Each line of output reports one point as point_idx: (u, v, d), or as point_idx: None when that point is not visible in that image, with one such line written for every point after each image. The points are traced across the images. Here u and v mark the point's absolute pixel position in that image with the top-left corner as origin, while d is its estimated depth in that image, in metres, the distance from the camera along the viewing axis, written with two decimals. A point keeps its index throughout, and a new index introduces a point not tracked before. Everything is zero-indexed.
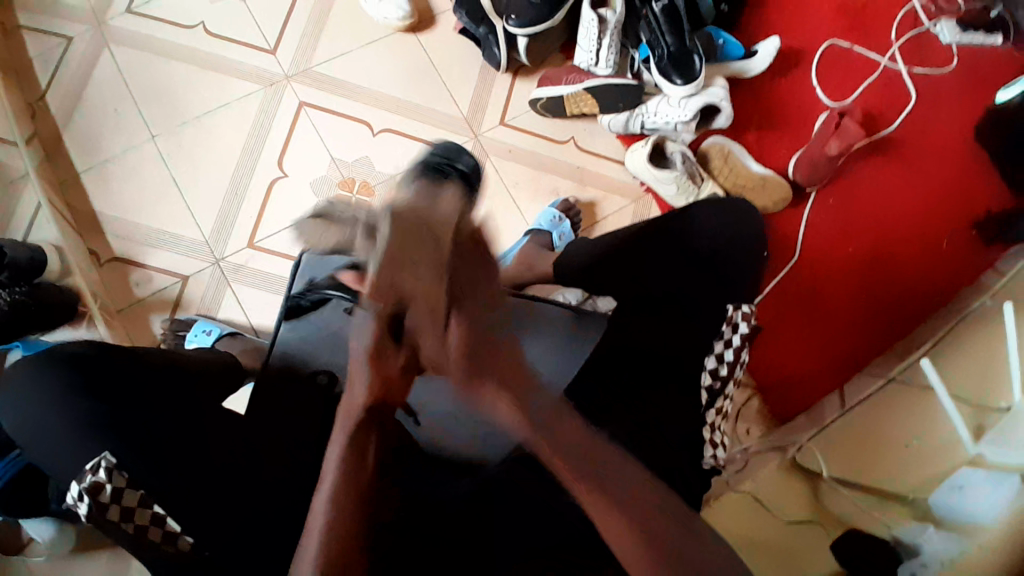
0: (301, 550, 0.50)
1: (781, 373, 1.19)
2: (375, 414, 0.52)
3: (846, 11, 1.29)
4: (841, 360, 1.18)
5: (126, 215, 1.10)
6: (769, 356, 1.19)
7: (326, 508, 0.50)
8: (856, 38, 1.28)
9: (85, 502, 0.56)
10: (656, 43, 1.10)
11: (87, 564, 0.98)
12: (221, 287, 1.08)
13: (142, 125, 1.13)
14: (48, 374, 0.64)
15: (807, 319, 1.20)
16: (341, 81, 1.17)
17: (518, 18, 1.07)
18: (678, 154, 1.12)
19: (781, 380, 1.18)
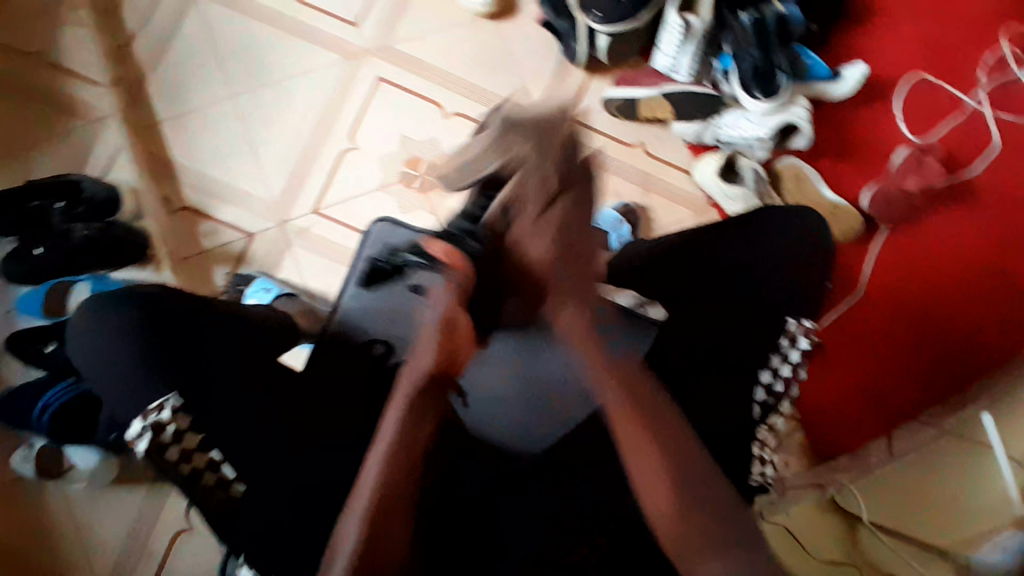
0: (349, 516, 0.54)
1: (830, 411, 1.12)
2: (437, 382, 0.60)
3: (941, 43, 1.24)
4: (890, 405, 1.11)
5: (199, 167, 1.13)
6: (821, 393, 1.13)
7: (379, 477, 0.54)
8: (949, 72, 1.23)
9: (145, 438, 0.58)
10: (741, 55, 1.07)
11: (121, 498, 1.00)
12: (282, 248, 1.10)
13: (224, 82, 1.16)
14: (110, 316, 0.62)
15: (862, 359, 1.13)
16: (419, 61, 1.18)
17: (603, 15, 1.05)
18: (749, 171, 1.10)
19: (826, 418, 1.12)
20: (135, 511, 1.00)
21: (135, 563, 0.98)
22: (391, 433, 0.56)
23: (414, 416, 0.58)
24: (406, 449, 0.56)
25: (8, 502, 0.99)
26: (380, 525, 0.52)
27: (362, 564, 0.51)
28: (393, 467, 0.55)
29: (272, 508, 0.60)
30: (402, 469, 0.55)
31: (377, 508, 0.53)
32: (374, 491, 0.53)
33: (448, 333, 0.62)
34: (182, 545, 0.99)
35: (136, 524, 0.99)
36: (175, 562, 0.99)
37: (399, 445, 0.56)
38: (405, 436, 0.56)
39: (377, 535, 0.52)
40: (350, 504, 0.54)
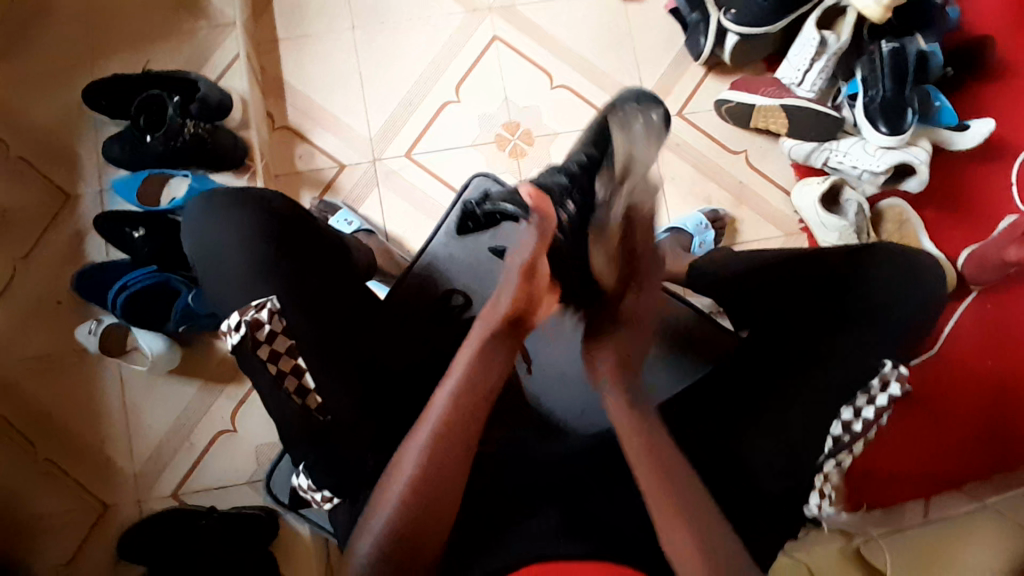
0: (403, 449, 0.54)
1: (875, 460, 1.06)
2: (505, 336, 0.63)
3: None
4: (931, 472, 1.05)
5: (306, 90, 1.14)
6: (880, 445, 1.07)
7: (442, 414, 0.55)
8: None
9: (240, 333, 0.59)
10: (871, 84, 1.03)
11: (174, 388, 1.02)
12: (369, 185, 1.12)
13: (346, 13, 1.16)
14: (239, 215, 0.66)
15: (923, 424, 1.07)
16: (538, 27, 1.17)
17: (737, 14, 1.04)
18: (852, 203, 1.05)
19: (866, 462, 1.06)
20: (184, 403, 1.02)
21: (174, 453, 1.00)
22: (462, 372, 0.57)
23: (486, 357, 0.59)
24: (475, 387, 0.56)
25: (71, 369, 1.02)
26: (440, 461, 0.53)
27: (416, 495, 0.52)
28: (459, 408, 0.55)
29: (341, 425, 0.61)
30: (470, 406, 0.55)
31: (433, 452, 0.53)
32: (433, 430, 0.54)
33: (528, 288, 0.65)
34: (221, 446, 1.00)
35: (183, 414, 1.01)
36: (212, 461, 1.00)
37: (469, 393, 0.56)
38: (479, 373, 0.57)
39: (436, 470, 0.53)
40: (410, 433, 0.55)
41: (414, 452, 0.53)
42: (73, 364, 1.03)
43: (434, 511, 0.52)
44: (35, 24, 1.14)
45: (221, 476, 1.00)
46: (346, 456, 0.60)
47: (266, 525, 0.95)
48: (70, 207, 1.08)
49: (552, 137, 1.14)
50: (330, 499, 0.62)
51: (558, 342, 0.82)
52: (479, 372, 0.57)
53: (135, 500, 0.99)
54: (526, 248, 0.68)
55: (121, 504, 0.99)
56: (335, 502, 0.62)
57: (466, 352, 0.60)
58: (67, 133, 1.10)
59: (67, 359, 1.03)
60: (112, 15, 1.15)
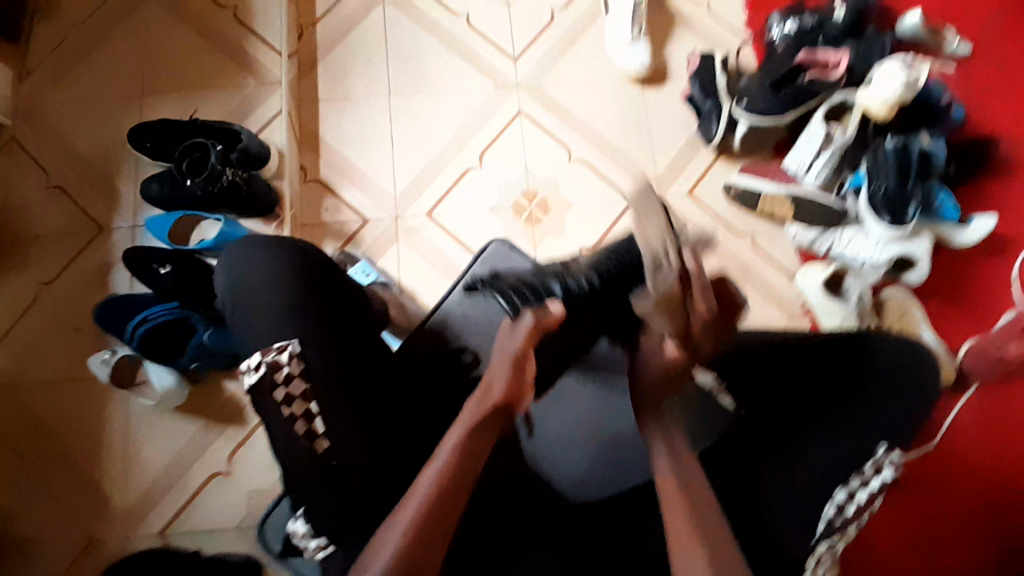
0: (385, 528, 0.55)
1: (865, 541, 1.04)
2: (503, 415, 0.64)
3: None
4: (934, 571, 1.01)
5: (339, 146, 1.21)
6: (872, 529, 1.05)
7: (431, 488, 0.56)
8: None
9: (258, 373, 0.63)
10: (875, 177, 1.07)
11: (176, 424, 1.03)
12: (388, 240, 1.16)
13: (385, 80, 1.25)
14: (268, 260, 0.69)
15: (921, 509, 1.05)
16: (562, 105, 1.25)
17: (749, 103, 1.13)
18: (854, 291, 1.09)
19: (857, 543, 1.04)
20: (187, 440, 1.02)
21: (168, 489, 1.00)
22: (451, 452, 0.59)
23: (471, 446, 0.60)
24: (460, 465, 0.58)
25: (80, 396, 1.04)
26: (425, 533, 0.54)
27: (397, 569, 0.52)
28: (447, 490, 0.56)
29: (344, 471, 0.62)
30: (459, 482, 0.57)
31: (418, 527, 0.54)
32: (419, 505, 0.55)
33: (518, 371, 0.66)
34: (216, 486, 1.00)
35: (185, 450, 1.02)
36: (202, 504, 1.00)
37: (457, 473, 0.58)
38: (468, 452, 0.60)
39: (421, 539, 0.53)
40: (393, 514, 0.56)
41: (403, 520, 0.54)
42: (84, 391, 1.04)
43: None
44: (94, 68, 1.23)
45: (213, 518, 0.99)
46: (349, 501, 0.62)
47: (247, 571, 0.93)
48: (102, 238, 1.13)
49: (568, 206, 1.19)
50: (323, 548, 0.61)
51: (557, 406, 0.79)
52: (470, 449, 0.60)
53: (125, 534, 0.98)
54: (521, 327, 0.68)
55: (113, 534, 0.98)
56: (327, 551, 0.61)
57: (454, 434, 0.61)
58: (109, 169, 1.17)
59: (79, 384, 1.05)
60: (167, 64, 1.24)
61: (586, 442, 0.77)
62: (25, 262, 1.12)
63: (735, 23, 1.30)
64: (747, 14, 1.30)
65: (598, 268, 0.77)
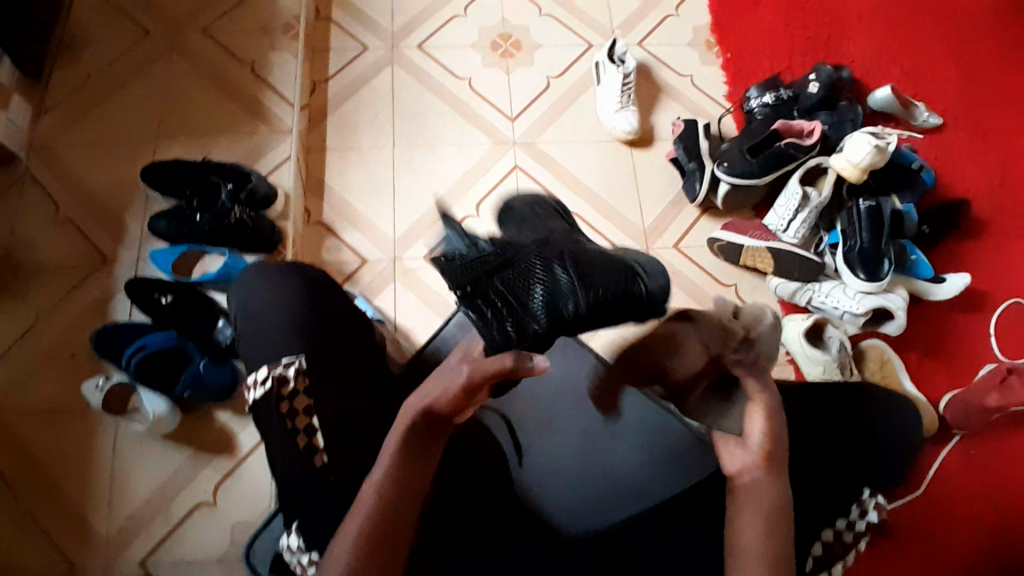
0: (334, 542, 0.53)
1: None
2: (434, 420, 0.57)
3: None
4: None
5: (343, 191, 1.27)
6: None
7: (376, 494, 0.53)
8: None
9: (266, 386, 0.64)
10: (851, 235, 1.14)
11: (163, 454, 1.01)
12: (386, 280, 1.20)
13: (390, 132, 1.33)
14: (281, 285, 0.73)
15: (909, 559, 1.04)
16: (556, 160, 1.33)
17: (728, 166, 1.21)
18: (835, 340, 1.12)
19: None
20: (172, 469, 1.00)
21: (148, 522, 0.97)
22: (392, 457, 0.55)
23: (410, 451, 0.55)
24: (403, 473, 0.54)
25: (64, 425, 1.03)
26: (379, 538, 0.52)
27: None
28: (393, 497, 0.53)
29: (339, 484, 0.61)
30: (401, 490, 0.54)
31: (370, 536, 0.52)
32: (365, 516, 0.52)
33: (466, 398, 0.57)
34: (199, 518, 0.98)
35: (168, 481, 1.00)
36: (179, 538, 0.96)
37: (400, 478, 0.54)
38: (402, 459, 0.55)
39: (378, 545, 0.52)
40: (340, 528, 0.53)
41: (352, 528, 0.52)
42: (68, 422, 1.03)
43: None
44: (114, 113, 1.30)
45: (193, 551, 0.96)
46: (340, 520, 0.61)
47: None
48: (106, 269, 1.16)
49: None
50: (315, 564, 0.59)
51: (550, 430, 0.79)
52: (413, 443, 0.56)
53: (97, 570, 0.94)
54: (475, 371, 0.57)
55: (83, 571, 0.94)
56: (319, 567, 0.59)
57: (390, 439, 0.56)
58: (120, 205, 1.21)
59: (66, 413, 1.04)
60: (183, 112, 1.31)
61: (582, 451, 0.79)
62: (26, 290, 1.13)
63: (716, 94, 1.41)
64: (728, 86, 1.41)
65: (583, 284, 0.63)
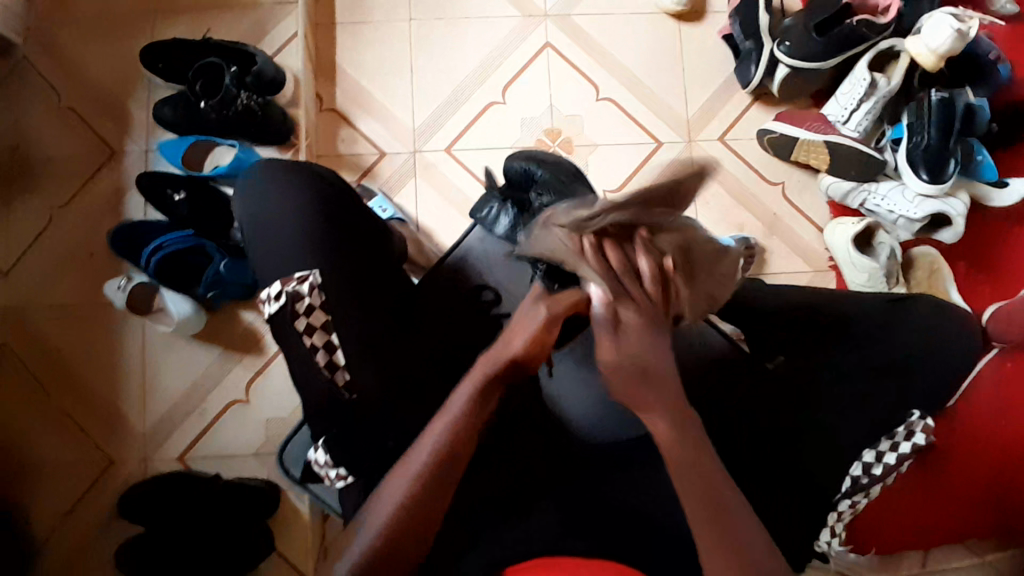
0: (388, 479, 0.54)
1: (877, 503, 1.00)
2: (515, 370, 0.57)
3: None
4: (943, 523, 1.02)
5: (356, 74, 1.16)
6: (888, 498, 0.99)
7: (440, 442, 0.55)
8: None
9: (279, 302, 0.61)
10: (917, 131, 1.02)
11: (193, 353, 1.03)
12: (406, 175, 1.13)
13: (407, 3, 1.18)
14: (292, 192, 0.67)
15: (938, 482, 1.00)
16: (593, 38, 1.19)
17: (791, 47, 1.06)
18: (886, 247, 1.05)
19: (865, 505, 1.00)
20: (203, 367, 1.02)
21: (186, 415, 1.01)
22: (461, 405, 0.56)
23: (484, 396, 0.56)
24: (469, 424, 0.55)
25: (94, 323, 1.04)
26: (430, 496, 0.53)
27: (410, 517, 0.53)
28: (456, 447, 0.55)
29: (366, 406, 0.62)
30: (467, 436, 0.55)
31: (427, 478, 0.54)
32: (430, 456, 0.54)
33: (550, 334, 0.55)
34: (233, 413, 1.01)
35: (203, 376, 1.02)
36: (217, 431, 1.01)
37: (466, 429, 0.56)
38: (475, 409, 0.56)
39: (434, 488, 0.54)
40: (396, 466, 0.55)
41: (398, 491, 0.53)
42: (98, 320, 1.04)
43: (420, 530, 0.53)
44: None
45: (229, 444, 1.00)
46: (369, 436, 0.61)
47: (267, 497, 0.96)
48: (115, 161, 1.10)
49: (593, 147, 1.15)
50: (343, 478, 0.62)
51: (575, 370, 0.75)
52: (472, 414, 0.56)
53: (143, 458, 1.00)
54: (542, 312, 0.54)
55: (128, 460, 1.00)
56: (346, 481, 0.61)
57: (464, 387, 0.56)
58: (120, 91, 1.13)
59: (95, 311, 1.04)
60: None
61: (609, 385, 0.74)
62: (36, 183, 1.09)
63: None
64: None
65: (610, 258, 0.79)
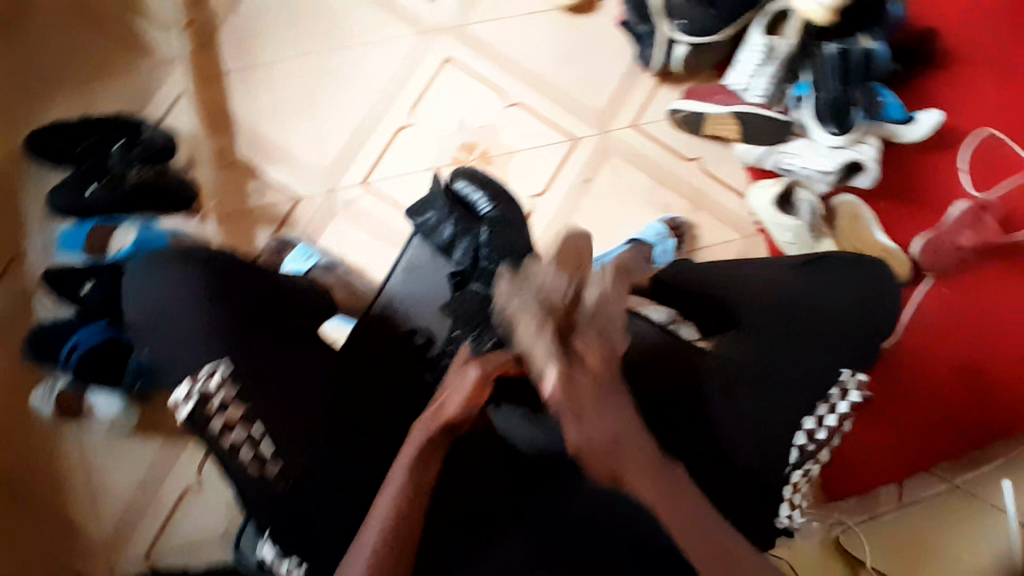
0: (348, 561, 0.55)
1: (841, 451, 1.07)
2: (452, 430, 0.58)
3: None
4: (904, 455, 1.07)
5: (255, 123, 1.12)
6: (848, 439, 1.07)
7: (392, 509, 0.55)
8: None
9: (190, 403, 0.61)
10: (819, 86, 1.03)
11: (137, 446, 0.99)
12: (325, 217, 1.10)
13: (295, 40, 1.15)
14: (188, 281, 0.67)
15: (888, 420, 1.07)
16: (490, 44, 1.17)
17: (687, 24, 1.05)
18: (806, 204, 1.07)
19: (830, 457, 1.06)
20: (150, 458, 0.99)
21: (142, 511, 0.98)
22: (404, 471, 0.57)
23: (425, 462, 0.57)
24: (417, 487, 0.57)
25: (25, 435, 0.99)
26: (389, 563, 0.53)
27: None
28: (406, 511, 0.56)
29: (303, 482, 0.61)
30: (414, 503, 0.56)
31: (385, 547, 0.54)
32: (385, 525, 0.55)
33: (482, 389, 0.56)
34: (191, 500, 0.98)
35: (151, 468, 0.99)
36: (178, 520, 0.97)
37: (411, 493, 0.56)
38: (418, 474, 0.57)
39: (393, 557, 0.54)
40: (355, 544, 0.55)
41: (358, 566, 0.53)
42: (30, 430, 0.99)
43: None
44: None
45: (192, 532, 0.97)
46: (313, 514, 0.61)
47: None
48: (17, 260, 1.05)
49: (510, 155, 1.14)
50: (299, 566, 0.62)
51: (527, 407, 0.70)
52: (416, 479, 0.57)
53: (106, 561, 0.96)
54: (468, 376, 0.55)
55: (90, 568, 0.96)
56: (303, 567, 0.62)
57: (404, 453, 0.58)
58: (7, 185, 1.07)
59: (24, 421, 0.99)
60: (47, 58, 1.11)
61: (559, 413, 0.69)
62: None
63: None
64: None
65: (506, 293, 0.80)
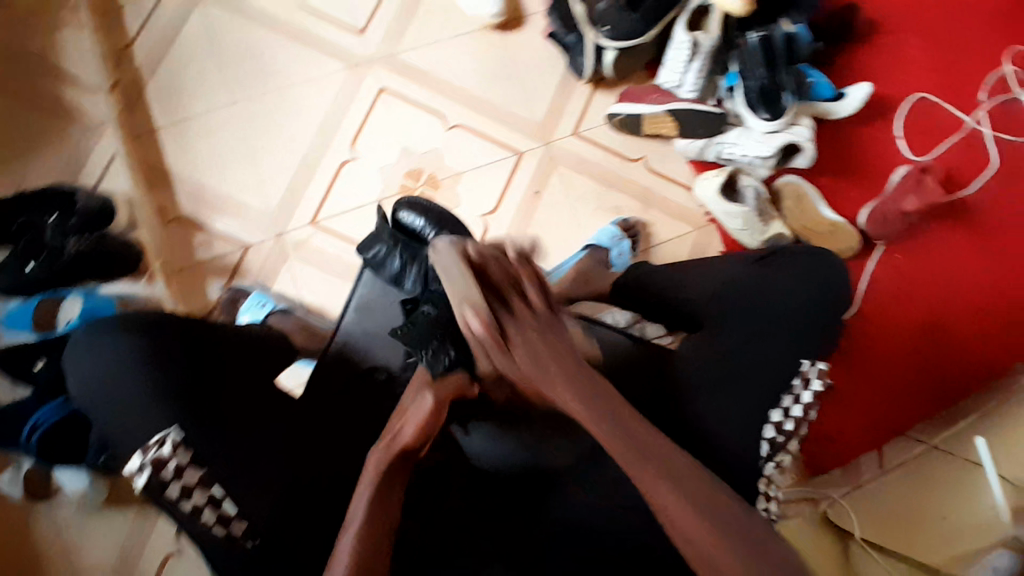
0: None
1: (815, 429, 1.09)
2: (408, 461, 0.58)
3: (954, 56, 1.19)
4: (875, 423, 1.09)
5: (195, 176, 1.11)
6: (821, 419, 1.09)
7: (353, 552, 0.54)
8: (963, 88, 1.18)
9: (145, 473, 0.59)
10: (747, 75, 1.05)
11: (110, 517, 0.97)
12: (277, 262, 1.09)
13: (225, 88, 1.14)
14: (131, 348, 0.66)
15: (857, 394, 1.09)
16: (423, 70, 1.17)
17: (612, 31, 1.06)
18: (750, 189, 1.10)
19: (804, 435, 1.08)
20: (126, 528, 0.97)
21: None
22: (363, 510, 0.56)
23: (382, 500, 0.56)
24: (378, 527, 0.55)
25: None
26: None
27: None
28: (368, 551, 0.54)
29: None
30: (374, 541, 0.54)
31: None
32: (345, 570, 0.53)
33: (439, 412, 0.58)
34: (172, 566, 0.96)
35: (128, 538, 0.96)
36: None
37: (371, 531, 0.55)
38: (377, 510, 0.56)
39: None
40: None
41: None
42: None
43: None
44: None
45: None
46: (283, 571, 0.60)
47: None
48: None
49: (456, 176, 1.14)
50: None
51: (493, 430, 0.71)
52: (376, 518, 0.55)
53: None
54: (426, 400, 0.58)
55: None
56: None
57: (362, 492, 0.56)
58: None
59: None
60: None
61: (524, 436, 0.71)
62: None
63: None
64: None
65: None
